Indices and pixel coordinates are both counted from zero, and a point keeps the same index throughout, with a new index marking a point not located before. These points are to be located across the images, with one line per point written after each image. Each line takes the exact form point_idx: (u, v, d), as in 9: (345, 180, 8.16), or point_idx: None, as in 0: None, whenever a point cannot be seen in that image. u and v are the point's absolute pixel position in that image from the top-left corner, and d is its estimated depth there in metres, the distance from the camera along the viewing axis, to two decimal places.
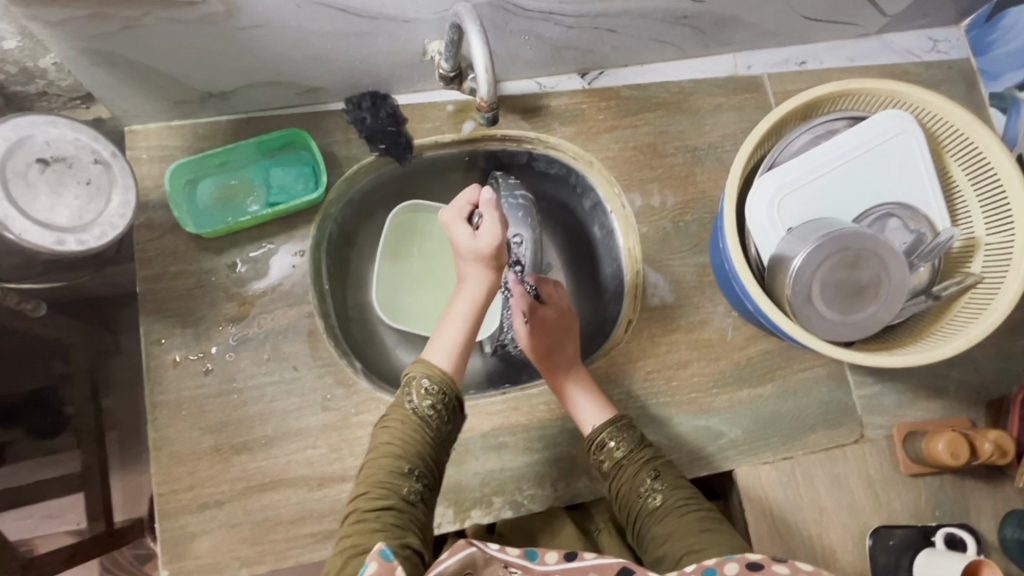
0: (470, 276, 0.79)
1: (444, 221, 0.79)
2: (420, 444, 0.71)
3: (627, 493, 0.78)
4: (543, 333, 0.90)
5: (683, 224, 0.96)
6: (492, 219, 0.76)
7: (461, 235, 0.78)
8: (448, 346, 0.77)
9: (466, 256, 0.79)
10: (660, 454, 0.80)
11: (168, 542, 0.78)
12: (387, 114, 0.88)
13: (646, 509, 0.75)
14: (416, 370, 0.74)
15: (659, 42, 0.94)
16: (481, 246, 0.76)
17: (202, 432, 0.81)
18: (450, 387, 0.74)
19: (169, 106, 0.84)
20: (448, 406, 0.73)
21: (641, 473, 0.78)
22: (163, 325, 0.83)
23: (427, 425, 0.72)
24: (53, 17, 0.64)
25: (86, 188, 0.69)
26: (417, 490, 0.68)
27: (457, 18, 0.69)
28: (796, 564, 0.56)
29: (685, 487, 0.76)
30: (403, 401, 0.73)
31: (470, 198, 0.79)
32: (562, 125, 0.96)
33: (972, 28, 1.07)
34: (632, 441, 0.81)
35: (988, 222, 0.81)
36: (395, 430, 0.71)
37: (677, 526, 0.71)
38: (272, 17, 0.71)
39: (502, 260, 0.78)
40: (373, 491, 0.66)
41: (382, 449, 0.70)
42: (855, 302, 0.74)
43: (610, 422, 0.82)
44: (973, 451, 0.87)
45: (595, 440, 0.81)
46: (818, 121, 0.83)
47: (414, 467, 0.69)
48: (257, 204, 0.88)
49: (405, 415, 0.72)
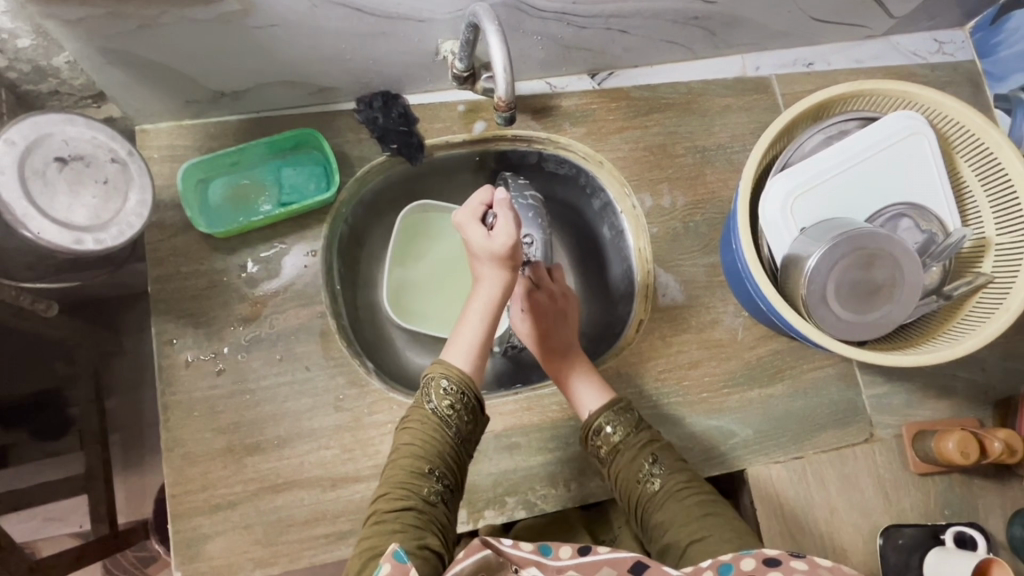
0: (485, 277, 0.80)
1: (457, 221, 0.79)
2: (441, 445, 0.70)
3: (625, 478, 0.77)
4: (541, 315, 0.91)
5: (693, 224, 0.96)
6: (506, 219, 0.76)
7: (475, 235, 0.78)
8: (466, 347, 0.77)
9: (481, 256, 0.79)
10: (657, 436, 0.80)
11: (181, 544, 0.78)
12: (399, 114, 0.89)
13: (646, 494, 0.75)
14: (435, 371, 0.74)
15: (669, 42, 0.94)
16: (496, 248, 0.77)
17: (214, 433, 0.80)
18: (470, 386, 0.74)
19: (181, 105, 0.83)
20: (468, 405, 0.73)
21: (638, 459, 0.78)
22: (175, 326, 0.82)
23: (448, 425, 0.71)
24: (69, 15, 0.64)
25: (103, 188, 0.69)
26: (438, 491, 0.68)
27: (474, 17, 0.69)
28: (815, 560, 0.55)
29: (684, 469, 0.77)
30: (423, 402, 0.73)
31: (483, 199, 0.79)
32: (572, 125, 0.96)
33: (977, 30, 1.08)
34: (629, 423, 0.80)
35: (998, 223, 0.81)
36: (416, 431, 0.71)
37: (677, 512, 0.72)
38: (288, 16, 0.71)
39: (517, 260, 0.79)
40: (393, 492, 0.66)
41: (403, 450, 0.70)
42: (871, 302, 0.74)
43: (606, 407, 0.81)
44: (983, 450, 0.88)
45: (592, 426, 0.81)
46: (831, 122, 0.83)
47: (434, 467, 0.69)
48: (269, 204, 0.88)
49: (425, 416, 0.72)
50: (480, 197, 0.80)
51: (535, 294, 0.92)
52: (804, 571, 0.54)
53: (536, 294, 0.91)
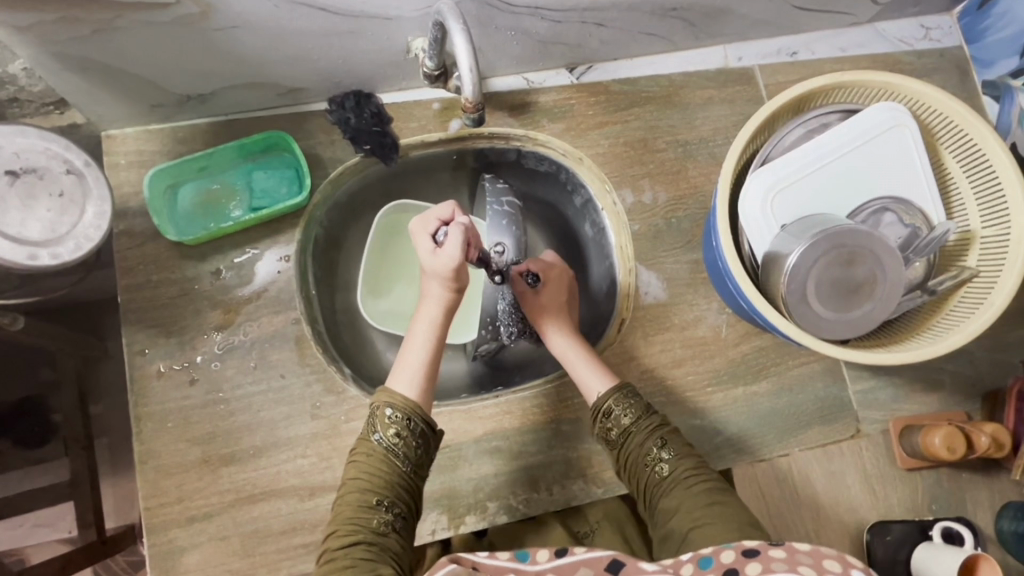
0: (430, 294, 0.81)
1: (412, 230, 0.81)
2: (390, 475, 0.69)
3: (635, 462, 0.76)
4: (555, 288, 0.92)
5: (674, 220, 0.94)
6: (456, 239, 0.77)
7: (424, 248, 0.80)
8: (412, 374, 0.76)
9: (429, 273, 0.80)
10: (667, 420, 0.78)
11: (158, 557, 0.77)
12: (372, 113, 0.84)
13: (655, 479, 0.74)
14: (380, 400, 0.72)
15: (648, 35, 0.92)
16: (440, 267, 0.78)
17: (189, 444, 0.79)
18: (416, 410, 0.72)
19: (145, 109, 0.81)
20: (416, 430, 0.71)
21: (647, 442, 0.76)
22: (147, 336, 0.81)
23: (395, 455, 0.69)
24: (19, 22, 0.62)
25: (59, 201, 0.68)
26: (388, 521, 0.66)
27: (440, 15, 0.66)
28: (793, 546, 0.52)
29: (691, 455, 0.75)
30: (369, 433, 0.71)
31: (441, 215, 0.81)
32: (550, 122, 0.94)
33: (964, 15, 1.05)
34: (639, 407, 0.79)
35: (983, 215, 0.80)
36: (362, 464, 0.69)
37: (684, 500, 0.70)
38: (249, 17, 0.69)
39: (461, 281, 0.79)
40: (341, 528, 0.65)
41: (350, 484, 0.68)
42: (849, 301, 0.73)
43: (615, 390, 0.79)
44: (969, 444, 0.87)
45: (601, 409, 0.79)
46: (811, 114, 0.81)
47: (382, 498, 0.67)
48: (240, 209, 0.87)
49: (371, 449, 0.70)
50: (438, 212, 0.81)
51: (548, 269, 0.92)
52: (783, 559, 0.52)
53: (552, 270, 0.93)
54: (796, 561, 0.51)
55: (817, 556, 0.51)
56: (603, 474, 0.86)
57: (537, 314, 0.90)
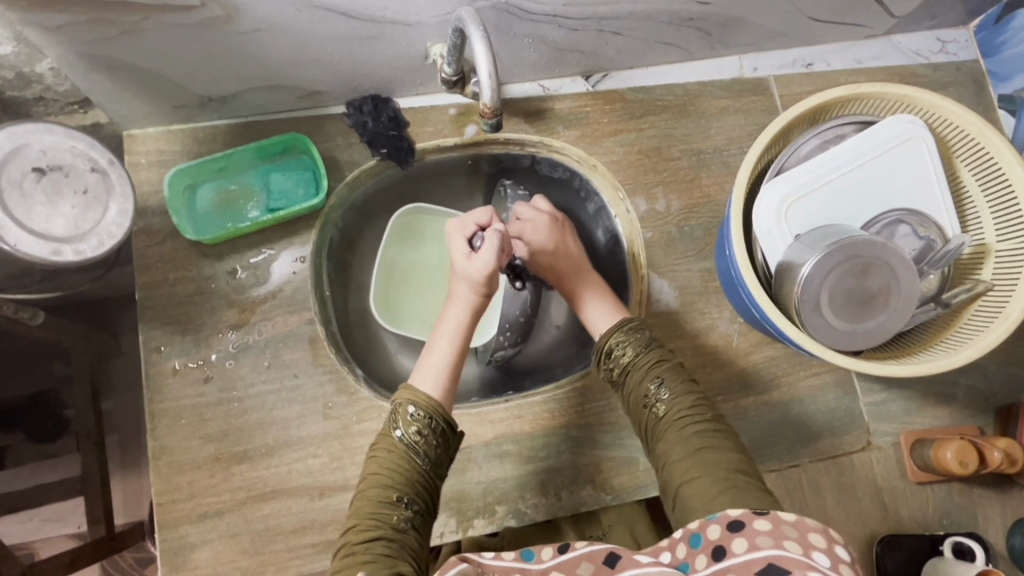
0: (457, 296, 0.82)
1: (449, 233, 0.84)
2: (411, 473, 0.69)
3: (635, 403, 0.76)
4: (545, 240, 0.90)
5: (687, 228, 0.95)
6: (492, 245, 0.79)
7: (458, 251, 0.82)
8: (435, 374, 0.76)
9: (459, 276, 0.82)
10: (669, 355, 0.77)
11: (168, 552, 0.78)
12: (389, 118, 0.86)
13: (652, 419, 0.74)
14: (403, 397, 0.72)
15: (664, 44, 0.93)
16: (473, 272, 0.80)
17: (202, 441, 0.80)
18: (438, 411, 0.72)
19: (167, 110, 0.83)
20: (437, 430, 0.71)
21: (646, 381, 0.75)
22: (163, 333, 0.82)
23: (415, 452, 0.70)
24: (50, 22, 0.63)
25: (83, 198, 0.70)
26: (407, 518, 0.67)
27: (460, 22, 0.67)
28: (777, 516, 0.53)
29: (690, 392, 0.74)
30: (391, 430, 0.71)
31: (479, 220, 0.84)
32: (566, 128, 0.95)
33: (981, 29, 1.05)
34: (639, 343, 0.78)
35: (998, 229, 0.79)
36: (383, 460, 0.69)
37: (676, 443, 0.70)
38: (273, 21, 0.70)
39: (492, 287, 0.81)
40: (361, 523, 0.65)
41: (371, 480, 0.69)
42: (867, 310, 0.73)
43: (616, 328, 0.80)
44: (982, 460, 0.86)
45: (603, 347, 0.79)
46: (827, 126, 0.81)
47: (403, 495, 0.67)
48: (257, 210, 0.88)
49: (393, 445, 0.70)
50: (476, 217, 0.84)
51: (528, 226, 0.92)
52: (767, 529, 0.52)
53: (532, 226, 0.91)
54: (782, 535, 0.51)
55: (802, 528, 0.51)
56: (612, 481, 0.86)
57: (547, 272, 0.91)
